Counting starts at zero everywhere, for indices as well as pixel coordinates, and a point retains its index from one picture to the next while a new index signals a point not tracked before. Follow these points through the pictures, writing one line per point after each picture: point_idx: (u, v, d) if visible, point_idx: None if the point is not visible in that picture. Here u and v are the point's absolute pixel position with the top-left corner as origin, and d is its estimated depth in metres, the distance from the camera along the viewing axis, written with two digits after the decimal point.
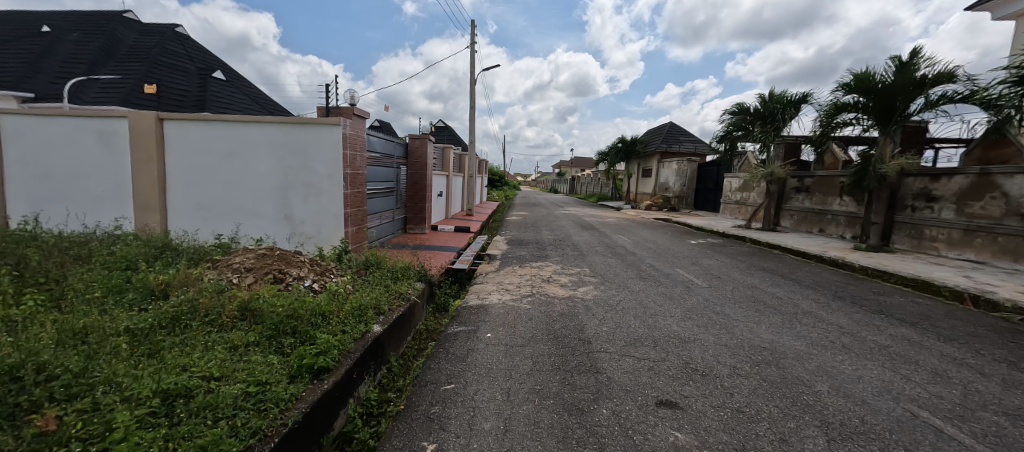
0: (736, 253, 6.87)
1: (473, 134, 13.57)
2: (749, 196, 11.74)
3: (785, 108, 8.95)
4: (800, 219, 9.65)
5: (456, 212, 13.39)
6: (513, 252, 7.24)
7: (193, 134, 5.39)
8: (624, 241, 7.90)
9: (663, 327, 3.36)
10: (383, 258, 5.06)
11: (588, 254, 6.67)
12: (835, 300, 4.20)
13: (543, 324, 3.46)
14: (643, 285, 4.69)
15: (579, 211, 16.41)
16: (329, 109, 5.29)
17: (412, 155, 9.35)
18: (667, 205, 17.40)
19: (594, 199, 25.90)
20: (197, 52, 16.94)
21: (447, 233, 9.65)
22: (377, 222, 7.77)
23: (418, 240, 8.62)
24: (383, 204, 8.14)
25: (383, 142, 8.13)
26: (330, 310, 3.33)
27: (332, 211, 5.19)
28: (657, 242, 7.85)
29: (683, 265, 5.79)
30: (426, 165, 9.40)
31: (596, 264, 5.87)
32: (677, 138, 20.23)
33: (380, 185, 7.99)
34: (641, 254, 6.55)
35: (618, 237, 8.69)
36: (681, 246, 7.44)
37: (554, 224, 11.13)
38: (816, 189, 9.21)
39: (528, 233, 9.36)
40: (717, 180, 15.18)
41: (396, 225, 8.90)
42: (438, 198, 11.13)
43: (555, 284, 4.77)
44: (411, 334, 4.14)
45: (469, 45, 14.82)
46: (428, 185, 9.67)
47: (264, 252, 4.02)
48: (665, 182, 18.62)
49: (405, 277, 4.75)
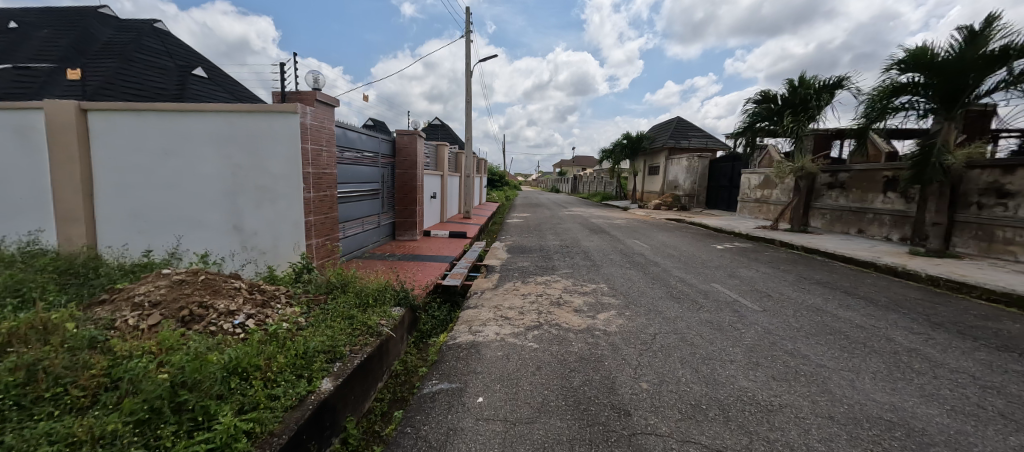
0: (775, 260, 5.87)
1: (470, 131, 12.58)
2: (773, 193, 10.70)
3: (818, 94, 7.94)
4: (835, 218, 8.62)
5: (452, 215, 12.41)
6: (515, 263, 6.23)
7: (122, 129, 4.42)
8: (640, 247, 6.90)
9: (725, 383, 2.37)
10: (353, 278, 4.08)
11: (603, 264, 5.67)
12: (936, 329, 3.20)
13: (557, 378, 2.47)
14: (679, 308, 3.70)
15: (584, 211, 15.41)
16: (284, 94, 4.30)
17: (401, 153, 8.33)
18: (677, 204, 16.35)
19: (599, 198, 24.89)
20: (177, 49, 16.01)
21: (440, 240, 8.65)
22: (357, 229, 6.78)
23: (407, 249, 7.64)
24: (365, 209, 7.14)
25: (366, 138, 7.11)
26: (255, 365, 2.34)
27: (289, 218, 4.21)
28: (679, 248, 6.84)
29: (720, 278, 4.79)
30: (416, 164, 8.39)
31: (614, 278, 4.88)
32: (686, 134, 19.18)
33: (361, 187, 6.99)
34: (664, 264, 5.55)
35: (632, 241, 7.70)
36: (708, 253, 6.44)
37: (559, 227, 10.13)
38: (855, 184, 8.18)
39: (530, 239, 8.35)
40: (733, 177, 14.14)
41: (382, 231, 7.92)
42: (431, 200, 10.13)
43: (568, 309, 3.78)
44: (380, 382, 3.15)
45: (464, 35, 13.82)
46: (419, 187, 8.66)
47: (183, 279, 3.03)
48: (674, 179, 17.57)
49: (378, 303, 3.76)
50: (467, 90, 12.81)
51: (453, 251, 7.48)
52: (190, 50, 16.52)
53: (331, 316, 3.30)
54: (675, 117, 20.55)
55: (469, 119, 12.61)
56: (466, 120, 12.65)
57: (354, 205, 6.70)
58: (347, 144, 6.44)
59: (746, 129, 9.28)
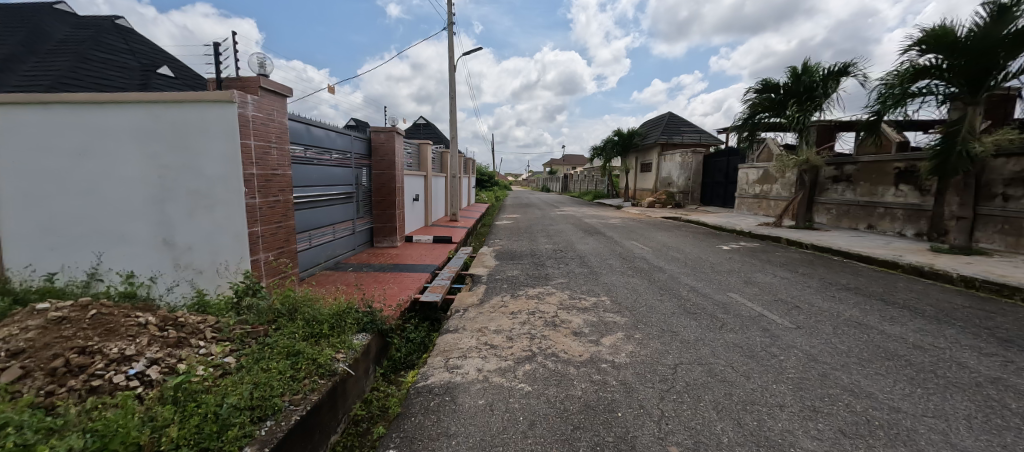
0: (791, 262, 5.33)
1: (455, 128, 11.89)
2: (773, 189, 10.25)
3: (825, 82, 7.45)
4: (841, 213, 8.17)
5: (438, 218, 11.74)
6: (504, 271, 5.59)
7: (11, 123, 3.57)
8: (641, 250, 6.32)
9: (781, 443, 1.77)
10: (308, 300, 3.39)
11: (602, 271, 5.06)
12: (1009, 349, 2.66)
13: (558, 441, 1.84)
14: (699, 328, 3.10)
15: (577, 211, 14.85)
16: (223, 82, 3.60)
17: (378, 152, 7.61)
18: (671, 202, 15.91)
19: (591, 197, 24.41)
20: (140, 47, 14.97)
21: (423, 246, 7.97)
22: (326, 238, 6.04)
23: (385, 257, 6.92)
24: (337, 215, 6.40)
25: (336, 135, 6.37)
26: (134, 444, 1.63)
27: (229, 230, 3.48)
28: (683, 250, 6.28)
29: (736, 286, 4.22)
30: (395, 164, 7.67)
31: (616, 288, 4.27)
32: (678, 129, 18.74)
33: (332, 190, 6.25)
34: (670, 270, 4.98)
35: (630, 243, 7.12)
36: (715, 254, 5.88)
37: (551, 229, 9.53)
38: (863, 177, 7.72)
39: (520, 243, 7.72)
40: (729, 172, 13.72)
41: (358, 239, 7.20)
42: (414, 203, 9.45)
43: (565, 332, 3.15)
44: (332, 438, 2.47)
45: (447, 27, 13.11)
46: (400, 189, 7.95)
47: (62, 319, 2.32)
48: (667, 176, 17.11)
49: (335, 333, 3.07)
50: (451, 86, 12.11)
51: (436, 259, 6.80)
52: (155, 47, 15.49)
53: (269, 356, 2.60)
54: (666, 112, 20.10)
55: (454, 116, 11.91)
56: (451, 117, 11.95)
57: (322, 211, 5.95)
58: (313, 142, 5.69)
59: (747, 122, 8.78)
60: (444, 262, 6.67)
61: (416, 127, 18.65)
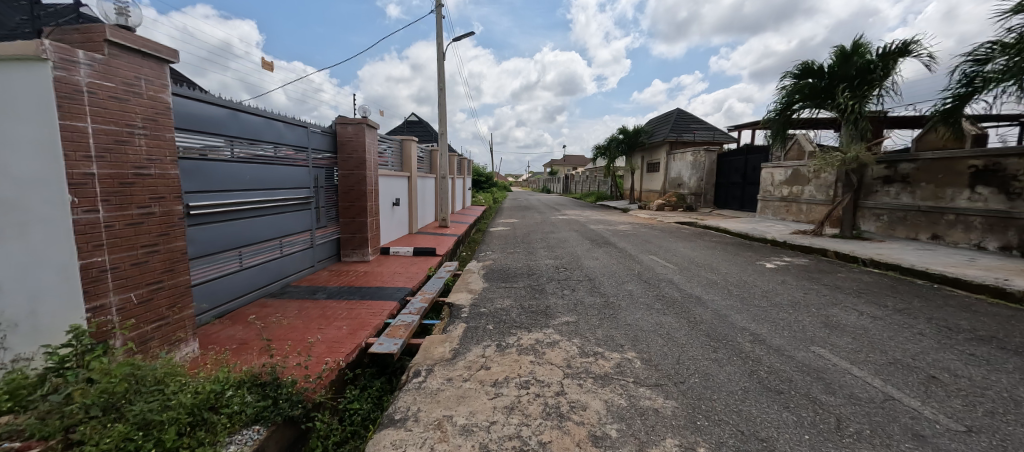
0: (866, 288, 4.09)
1: (444, 124, 10.63)
2: (806, 190, 9.02)
3: (882, 64, 6.22)
4: (895, 220, 6.94)
5: (426, 224, 10.52)
6: (492, 298, 4.35)
7: None
8: (664, 269, 5.07)
9: None
10: (160, 378, 2.09)
11: (620, 303, 3.82)
12: None
13: None
14: (806, 432, 1.84)
15: (581, 215, 13.61)
16: (56, 34, 2.34)
17: (344, 149, 6.30)
18: (682, 205, 14.66)
19: (594, 199, 23.16)
20: None
21: (402, 259, 6.70)
22: (269, 256, 4.74)
23: (351, 275, 5.66)
24: (287, 227, 5.11)
25: (285, 127, 5.07)
26: None
27: (55, 261, 2.17)
28: (717, 268, 5.03)
29: (816, 332, 2.99)
30: (366, 163, 6.37)
31: (646, 334, 3.04)
32: (687, 126, 17.45)
33: (280, 195, 4.95)
34: (712, 301, 3.75)
35: (648, 258, 5.88)
36: (762, 276, 4.63)
37: (553, 238, 8.28)
38: (925, 178, 6.49)
39: (514, 257, 6.49)
40: (748, 172, 12.45)
41: (320, 253, 5.91)
42: (395, 207, 8.21)
43: (578, 435, 1.89)
44: None
45: (436, 10, 11.78)
46: (373, 192, 6.66)
47: None
48: (677, 177, 15.85)
49: (186, 445, 1.77)
50: (440, 76, 10.82)
51: (412, 278, 5.54)
52: None
53: None
54: (674, 108, 18.81)
55: (442, 111, 10.65)
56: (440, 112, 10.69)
57: (263, 222, 4.65)
58: (247, 134, 4.39)
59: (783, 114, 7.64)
60: (420, 282, 5.41)
61: (406, 125, 17.37)
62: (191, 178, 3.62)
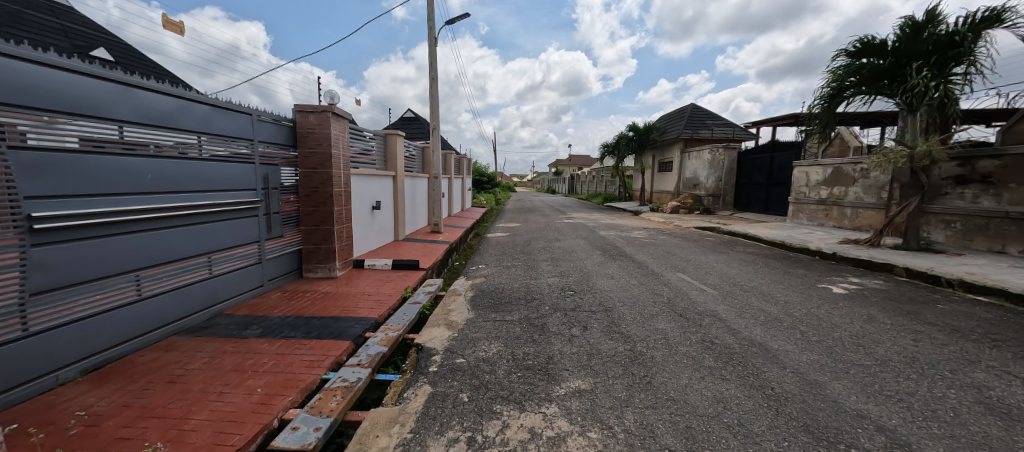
0: (997, 333, 2.92)
1: (436, 118, 9.51)
2: (851, 192, 7.80)
3: (971, 35, 5.02)
4: (975, 228, 5.72)
5: (416, 230, 9.44)
6: (476, 339, 3.23)
7: None
8: (701, 295, 3.92)
9: None
10: None
11: (653, 354, 2.68)
12: None
13: None
14: None
15: (588, 218, 12.48)
16: None
17: (305, 143, 5.21)
18: (698, 207, 13.46)
19: (601, 200, 22.01)
20: (73, 24, 12.28)
21: (378, 275, 5.59)
22: (189, 279, 3.64)
23: (308, 297, 4.55)
24: (221, 240, 4.02)
25: (218, 112, 3.98)
26: None
27: None
28: (772, 296, 3.86)
29: (985, 426, 1.85)
30: (332, 160, 5.28)
31: (707, 424, 1.90)
32: (703, 123, 16.21)
33: (208, 200, 3.85)
34: (788, 355, 2.59)
35: (676, 276, 4.74)
36: (838, 308, 3.48)
37: (558, 247, 7.15)
38: (1016, 177, 5.29)
39: (511, 272, 5.39)
40: (776, 172, 11.23)
41: (273, 270, 4.82)
42: (376, 212, 7.13)
43: None
44: None
45: None
46: (342, 195, 5.57)
47: None
48: (693, 177, 14.65)
49: None
50: (432, 66, 9.71)
51: (382, 302, 4.41)
52: (95, 26, 13.08)
53: None
54: (688, 104, 17.56)
55: (434, 103, 9.54)
56: (431, 104, 9.57)
57: (180, 235, 3.55)
58: (153, 119, 3.30)
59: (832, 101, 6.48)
60: (391, 309, 4.27)
61: (401, 121, 16.30)
62: (39, 178, 2.50)
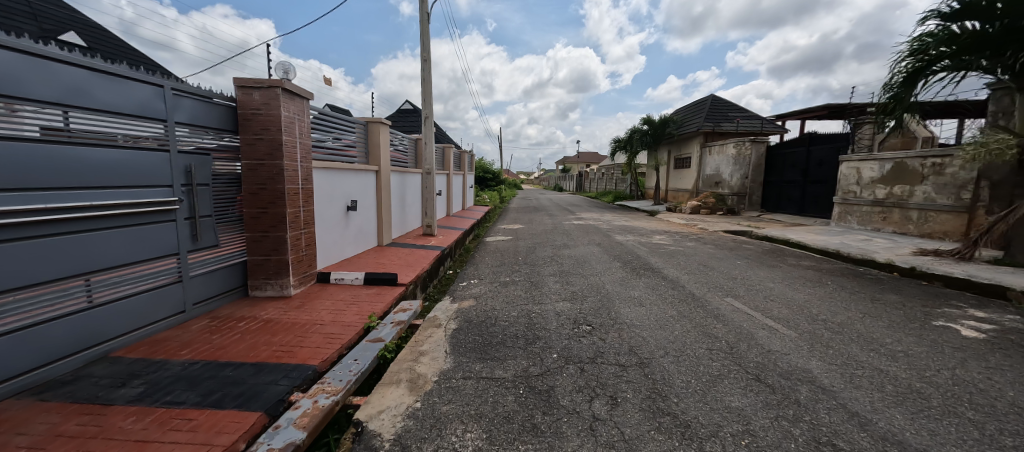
0: None
1: (428, 105, 8.33)
2: (919, 190, 6.58)
3: None
4: None
5: (407, 233, 8.37)
6: (445, 417, 2.10)
7: None
8: (778, 341, 2.73)
9: None
10: None
11: None
12: None
13: None
14: None
15: (599, 218, 11.32)
16: None
17: (248, 127, 4.11)
18: (721, 207, 12.21)
19: (611, 199, 20.85)
20: (44, 7, 11.32)
21: (343, 294, 4.45)
22: (42, 314, 2.53)
23: (240, 328, 3.46)
24: (98, 257, 2.89)
25: (97, 79, 2.86)
26: None
27: None
28: (879, 342, 2.69)
29: None
30: (283, 149, 4.17)
31: None
32: (726, 115, 14.86)
33: (78, 202, 2.73)
34: None
35: (727, 304, 3.55)
36: (999, 372, 2.29)
37: (568, 255, 6.01)
38: None
39: (509, 292, 4.23)
40: (814, 169, 9.95)
41: (198, 291, 3.73)
42: (351, 213, 6.01)
43: None
44: None
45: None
46: (300, 193, 4.46)
47: None
48: (714, 174, 13.40)
49: None
50: (425, 46, 8.57)
51: (334, 338, 3.28)
52: (68, 8, 12.12)
53: None
54: (709, 95, 16.21)
55: (427, 88, 8.35)
56: (424, 89, 8.37)
57: (15, 253, 2.38)
58: None
59: (923, 69, 5.39)
60: (344, 349, 3.14)
61: (399, 113, 15.20)
62: None
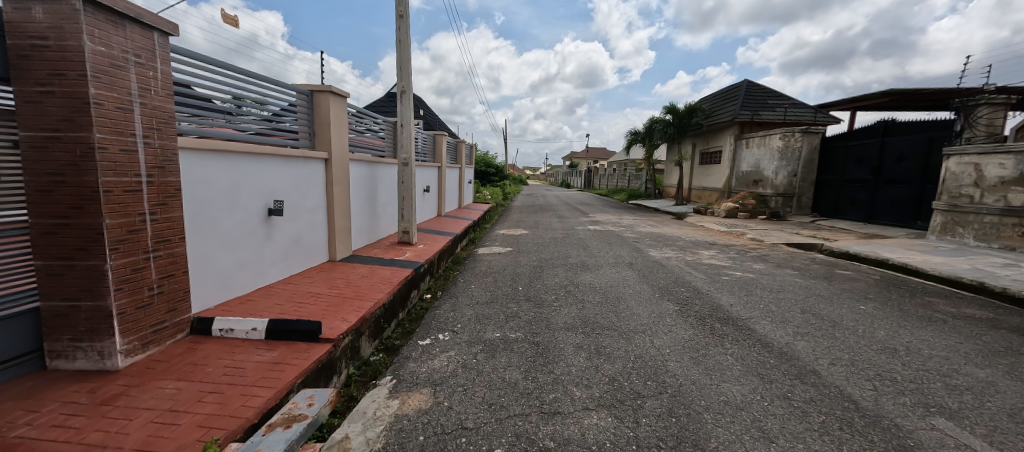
0: None
1: (406, 76, 6.42)
2: None
3: None
4: None
5: (378, 242, 6.55)
6: None
7: None
8: None
9: None
10: None
11: None
12: None
13: None
14: None
15: (618, 222, 9.44)
16: None
17: (29, 72, 2.27)
18: (763, 210, 10.27)
19: (625, 197, 18.92)
20: None
21: (213, 366, 2.58)
22: None
23: None
24: None
25: None
26: None
27: None
28: None
29: None
30: (93, 110, 2.30)
31: None
32: (765, 102, 12.81)
33: None
34: None
35: (964, 450, 1.62)
36: None
37: (590, 283, 4.15)
38: None
39: (497, 375, 2.33)
40: (892, 165, 7.96)
41: None
42: (277, 219, 4.14)
43: None
44: None
45: None
46: (141, 191, 2.59)
47: None
48: (752, 170, 11.44)
49: None
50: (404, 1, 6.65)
51: None
52: None
53: None
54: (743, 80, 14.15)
55: (405, 53, 6.44)
56: (400, 54, 6.45)
57: None
58: None
59: None
60: None
61: (388, 97, 13.32)
62: None
